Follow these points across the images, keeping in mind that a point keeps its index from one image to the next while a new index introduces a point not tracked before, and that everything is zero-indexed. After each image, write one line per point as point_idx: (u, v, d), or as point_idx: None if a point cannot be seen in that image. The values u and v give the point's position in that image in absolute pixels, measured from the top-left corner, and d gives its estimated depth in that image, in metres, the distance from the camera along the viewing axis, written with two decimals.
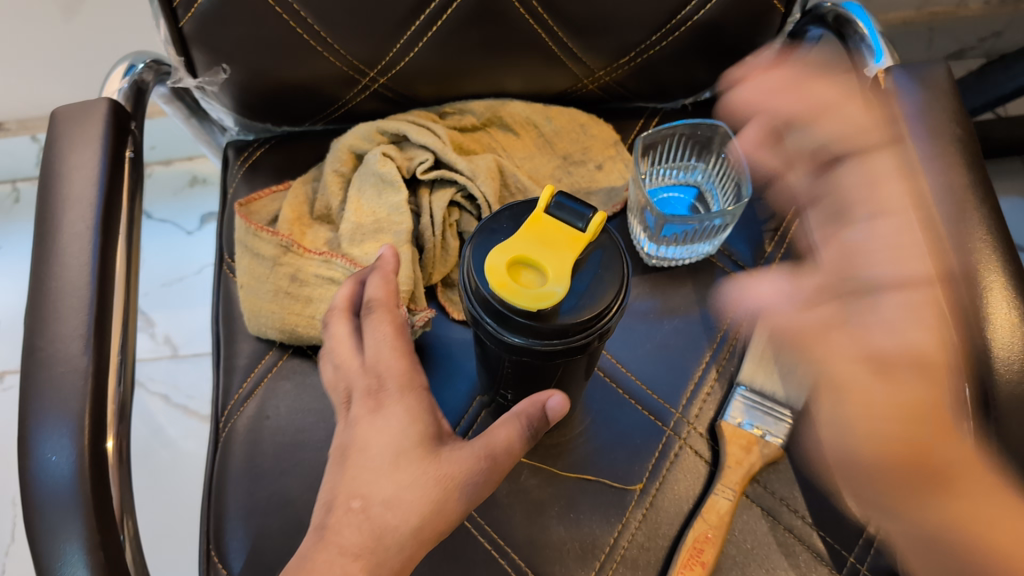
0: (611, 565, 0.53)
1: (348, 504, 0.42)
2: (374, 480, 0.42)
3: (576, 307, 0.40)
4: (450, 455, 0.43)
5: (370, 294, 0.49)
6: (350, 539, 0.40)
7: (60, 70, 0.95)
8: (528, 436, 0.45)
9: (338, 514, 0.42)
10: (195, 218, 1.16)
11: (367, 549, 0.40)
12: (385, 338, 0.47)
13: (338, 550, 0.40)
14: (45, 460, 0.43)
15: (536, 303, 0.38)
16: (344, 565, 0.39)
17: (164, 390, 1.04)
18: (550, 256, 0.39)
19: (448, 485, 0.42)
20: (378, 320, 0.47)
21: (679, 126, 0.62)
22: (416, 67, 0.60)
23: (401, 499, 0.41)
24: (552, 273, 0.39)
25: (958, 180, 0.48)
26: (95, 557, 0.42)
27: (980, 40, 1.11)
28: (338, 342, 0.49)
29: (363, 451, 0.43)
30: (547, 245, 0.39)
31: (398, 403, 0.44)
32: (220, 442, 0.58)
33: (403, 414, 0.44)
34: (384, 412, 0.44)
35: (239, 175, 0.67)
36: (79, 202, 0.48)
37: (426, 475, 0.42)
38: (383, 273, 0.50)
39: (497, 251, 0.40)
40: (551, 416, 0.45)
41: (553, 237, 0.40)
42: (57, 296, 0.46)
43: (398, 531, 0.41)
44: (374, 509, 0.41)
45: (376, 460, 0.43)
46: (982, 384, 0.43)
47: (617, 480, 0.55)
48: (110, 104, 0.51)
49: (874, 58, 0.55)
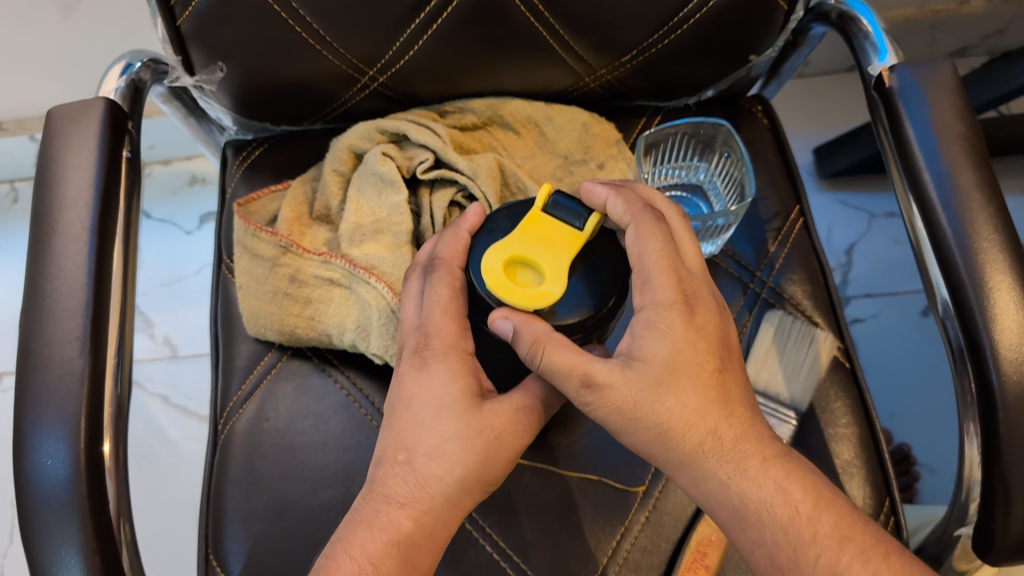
0: (613, 568, 0.52)
1: (395, 457, 0.44)
2: (417, 432, 0.44)
3: (572, 307, 0.42)
4: (491, 408, 0.44)
5: (439, 251, 0.47)
6: (397, 491, 0.43)
7: (57, 70, 0.95)
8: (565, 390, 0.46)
9: (387, 467, 0.44)
10: (195, 217, 1.15)
11: (414, 497, 0.43)
12: (438, 299, 0.45)
13: (386, 500, 0.43)
14: (41, 464, 0.42)
15: (534, 303, 0.41)
16: (391, 514, 0.43)
17: (163, 390, 1.03)
18: (547, 256, 0.42)
19: (488, 437, 0.44)
20: (435, 279, 0.46)
21: (681, 126, 0.61)
22: (416, 66, 0.59)
23: (443, 451, 0.43)
24: (548, 273, 0.42)
25: (966, 178, 0.47)
26: (92, 562, 0.41)
27: (983, 38, 1.10)
28: (409, 300, 0.48)
29: (407, 408, 0.44)
30: (544, 245, 0.43)
31: (443, 362, 0.44)
32: (219, 443, 0.57)
33: (446, 373, 0.44)
34: (429, 370, 0.45)
35: (238, 174, 0.66)
36: (75, 202, 0.48)
37: (466, 428, 0.44)
38: (457, 229, 0.47)
39: (495, 251, 0.43)
40: None
41: (551, 236, 0.43)
42: (52, 298, 0.46)
43: (442, 481, 0.43)
44: (418, 460, 0.44)
45: (420, 415, 0.44)
46: (991, 386, 0.42)
47: (619, 481, 0.55)
48: (106, 103, 0.51)
49: (879, 56, 0.54)
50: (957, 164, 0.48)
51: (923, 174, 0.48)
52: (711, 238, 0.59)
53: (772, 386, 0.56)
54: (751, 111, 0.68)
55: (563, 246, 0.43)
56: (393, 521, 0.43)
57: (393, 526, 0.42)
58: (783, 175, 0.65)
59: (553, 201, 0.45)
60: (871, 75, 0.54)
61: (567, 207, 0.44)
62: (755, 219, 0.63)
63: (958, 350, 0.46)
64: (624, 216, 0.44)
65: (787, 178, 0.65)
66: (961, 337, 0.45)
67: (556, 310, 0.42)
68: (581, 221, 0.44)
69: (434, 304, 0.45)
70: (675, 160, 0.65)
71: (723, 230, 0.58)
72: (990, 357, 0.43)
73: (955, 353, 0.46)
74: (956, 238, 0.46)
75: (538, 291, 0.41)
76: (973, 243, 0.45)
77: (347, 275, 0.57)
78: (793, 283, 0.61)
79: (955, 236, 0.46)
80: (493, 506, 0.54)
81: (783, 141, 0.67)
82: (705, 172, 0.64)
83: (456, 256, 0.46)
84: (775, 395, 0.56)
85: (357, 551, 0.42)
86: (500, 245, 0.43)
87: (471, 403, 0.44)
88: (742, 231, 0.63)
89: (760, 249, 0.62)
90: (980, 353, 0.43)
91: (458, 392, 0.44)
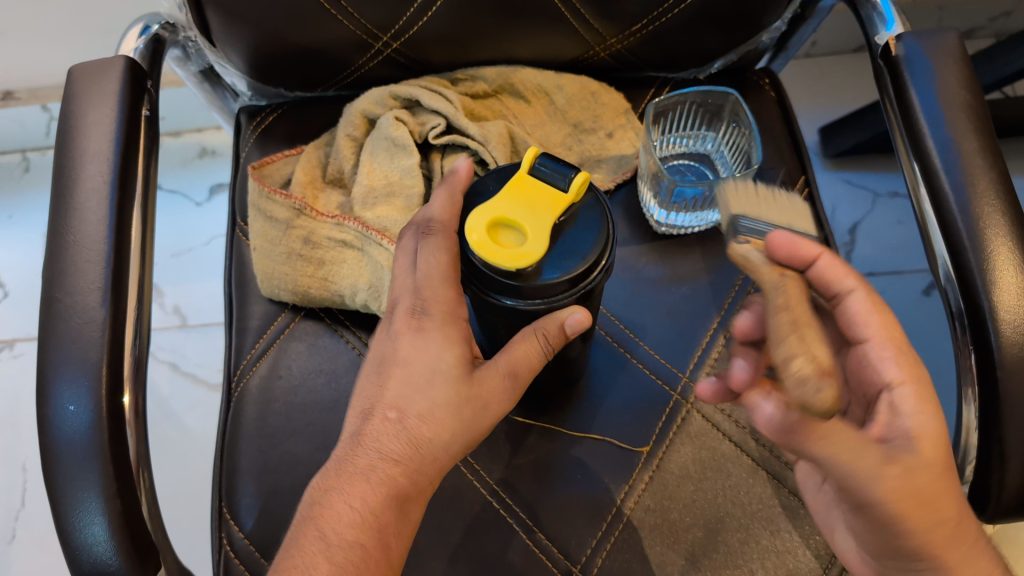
0: (617, 525, 0.53)
1: (385, 414, 0.44)
2: (410, 393, 0.44)
3: (559, 269, 0.40)
4: (482, 374, 0.44)
5: (431, 210, 0.46)
6: (390, 447, 0.43)
7: (71, 39, 0.95)
8: (548, 351, 0.44)
9: (375, 422, 0.44)
10: (205, 189, 1.17)
11: (405, 455, 0.43)
12: (434, 266, 0.44)
13: (379, 455, 0.43)
14: (64, 410, 0.43)
15: (516, 263, 0.39)
16: (383, 470, 0.43)
17: (172, 359, 1.05)
18: (530, 216, 0.40)
19: (474, 407, 0.44)
20: (431, 245, 0.44)
21: (690, 94, 0.61)
22: (428, 33, 0.60)
23: (434, 415, 0.44)
24: (530, 234, 0.40)
25: (970, 144, 0.48)
26: (113, 505, 0.42)
27: (990, 19, 1.11)
28: (400, 258, 0.47)
29: (401, 367, 0.44)
30: (528, 208, 0.41)
31: (441, 329, 0.44)
32: (233, 400, 0.58)
33: (440, 340, 0.44)
34: (426, 333, 0.44)
35: (251, 139, 0.67)
36: (96, 157, 0.49)
37: (456, 397, 0.44)
38: (451, 191, 0.46)
39: (477, 212, 0.41)
40: (568, 331, 0.42)
41: (535, 197, 0.41)
42: (75, 250, 0.47)
43: (432, 443, 0.44)
44: (409, 420, 0.44)
45: (414, 377, 0.44)
46: (989, 345, 0.44)
47: (624, 441, 0.56)
48: (126, 62, 0.52)
49: (886, 27, 0.55)
50: (960, 131, 0.49)
51: (927, 141, 0.49)
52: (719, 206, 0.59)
53: (780, 216, 0.45)
54: (758, 83, 0.69)
55: (547, 206, 0.41)
56: (387, 476, 0.43)
57: (389, 480, 0.43)
58: (790, 147, 0.66)
59: (539, 162, 0.42)
60: (877, 45, 0.55)
61: (554, 168, 0.42)
62: None
63: (957, 313, 0.47)
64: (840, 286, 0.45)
65: (793, 149, 0.66)
66: (961, 299, 0.46)
67: (541, 271, 0.40)
68: (567, 182, 0.42)
69: (428, 270, 0.44)
70: (683, 128, 0.65)
71: None
72: (989, 318, 0.44)
73: (954, 315, 0.47)
74: (958, 203, 0.47)
75: (519, 251, 0.39)
76: (975, 208, 0.46)
77: (360, 237, 0.59)
78: None
79: (957, 201, 0.47)
80: (498, 464, 0.55)
81: (789, 113, 0.68)
82: (712, 141, 0.65)
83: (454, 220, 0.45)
84: (751, 216, 0.44)
85: (355, 500, 0.42)
86: (481, 206, 0.41)
87: (464, 369, 0.44)
88: None
89: None
90: (979, 315, 0.44)
91: (451, 360, 0.44)
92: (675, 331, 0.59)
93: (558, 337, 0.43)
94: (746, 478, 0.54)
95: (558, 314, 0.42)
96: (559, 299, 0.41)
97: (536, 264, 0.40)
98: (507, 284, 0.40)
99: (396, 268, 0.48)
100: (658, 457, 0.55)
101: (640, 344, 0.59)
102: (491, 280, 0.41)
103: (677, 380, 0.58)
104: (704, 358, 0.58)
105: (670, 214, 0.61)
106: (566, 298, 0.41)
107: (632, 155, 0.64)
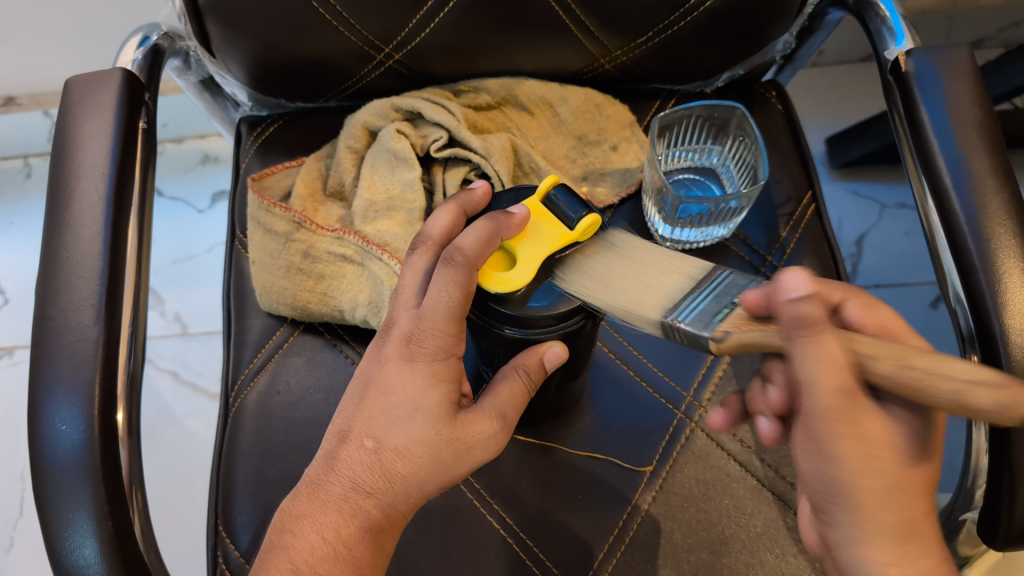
0: (619, 547, 0.52)
1: (361, 442, 0.42)
2: (388, 425, 0.41)
3: (544, 303, 0.40)
4: (467, 419, 0.42)
5: (463, 240, 0.40)
6: (364, 480, 0.41)
7: (73, 46, 0.95)
8: (533, 386, 0.43)
9: (350, 449, 0.42)
10: (207, 197, 1.16)
11: (380, 489, 0.41)
12: (440, 299, 0.40)
13: (352, 487, 0.41)
14: (55, 430, 0.43)
15: (494, 287, 0.40)
16: (356, 501, 0.41)
17: (173, 367, 1.04)
18: (526, 247, 0.41)
19: (457, 450, 0.41)
20: (445, 275, 0.40)
21: (695, 108, 0.60)
22: (431, 44, 0.59)
23: (411, 452, 0.41)
24: (519, 261, 0.41)
25: (981, 163, 0.47)
26: (105, 527, 0.41)
27: (999, 30, 1.10)
28: (413, 273, 0.44)
29: (384, 395, 0.42)
30: (526, 236, 0.42)
31: (430, 364, 0.41)
32: (230, 415, 0.57)
33: (427, 373, 0.41)
34: (413, 366, 0.41)
35: (251, 150, 0.67)
36: (91, 171, 0.48)
37: (437, 435, 0.41)
38: (495, 227, 0.41)
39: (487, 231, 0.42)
40: (546, 368, 0.42)
41: (541, 231, 0.42)
42: (69, 267, 0.46)
43: (405, 480, 0.41)
44: (385, 453, 0.41)
45: (396, 410, 0.41)
46: (1001, 370, 0.42)
47: (628, 460, 0.55)
48: (124, 74, 0.51)
49: (896, 41, 0.54)
50: (971, 149, 0.48)
51: (937, 159, 0.48)
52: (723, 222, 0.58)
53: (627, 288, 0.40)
54: (765, 96, 0.68)
55: (548, 241, 0.41)
56: (360, 508, 0.41)
57: (363, 513, 0.41)
58: (797, 161, 0.65)
59: (554, 195, 0.43)
60: (887, 60, 0.54)
61: (565, 202, 0.42)
62: (767, 203, 0.63)
63: (968, 335, 0.46)
64: (829, 294, 0.37)
65: (800, 163, 0.65)
66: (971, 320, 0.45)
67: (527, 301, 0.40)
68: (575, 220, 0.42)
69: (433, 302, 0.41)
70: (689, 142, 0.64)
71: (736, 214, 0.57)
72: (1000, 341, 0.43)
73: (965, 337, 0.46)
74: (969, 223, 0.46)
75: (506, 276, 0.40)
76: (986, 228, 0.45)
77: (360, 252, 0.58)
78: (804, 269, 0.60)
79: (968, 221, 0.46)
80: (499, 484, 0.55)
81: (796, 126, 0.67)
82: (718, 155, 0.64)
83: (478, 257, 0.40)
84: (670, 308, 0.38)
85: (329, 532, 0.41)
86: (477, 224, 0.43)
87: (448, 411, 0.41)
88: (755, 215, 0.63)
89: (772, 233, 0.62)
90: (990, 338, 0.43)
91: (435, 401, 0.41)
92: (677, 349, 0.59)
93: (539, 371, 0.42)
94: (751, 499, 0.53)
95: (538, 347, 0.41)
96: (542, 333, 0.40)
97: (523, 294, 0.40)
98: (492, 306, 0.40)
99: (402, 288, 0.44)
100: (659, 482, 0.54)
101: (643, 361, 0.59)
102: (478, 300, 0.41)
103: (681, 399, 0.57)
104: (708, 377, 0.58)
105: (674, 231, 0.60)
106: (551, 332, 0.40)
107: (636, 168, 0.64)
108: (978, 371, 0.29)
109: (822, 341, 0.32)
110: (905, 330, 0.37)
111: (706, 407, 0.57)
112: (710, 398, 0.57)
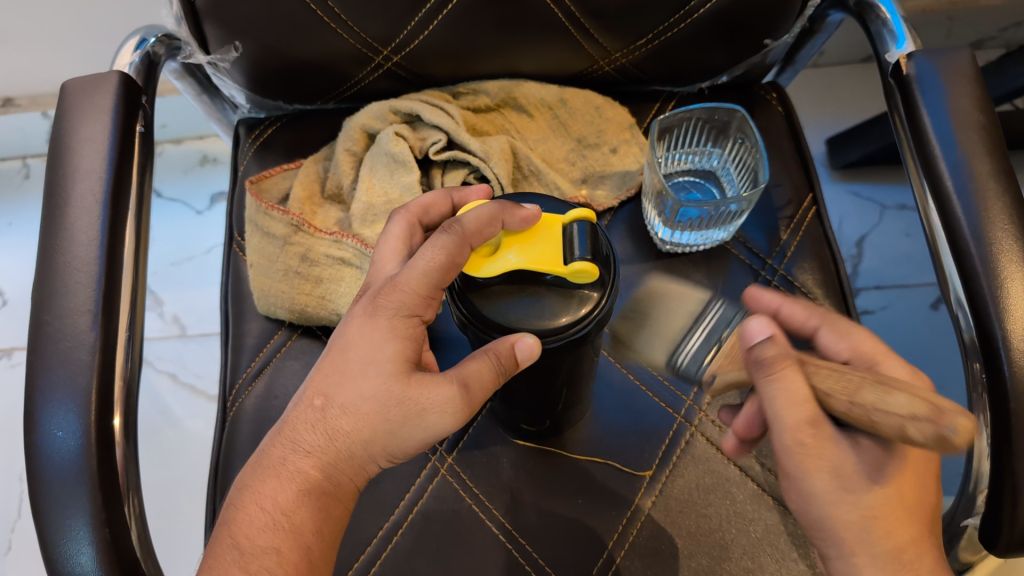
0: (618, 553, 0.52)
1: (311, 402, 0.42)
2: (341, 381, 0.41)
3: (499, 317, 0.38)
4: (422, 379, 0.41)
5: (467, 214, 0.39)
6: (306, 439, 0.42)
7: (71, 47, 0.95)
8: (501, 372, 0.39)
9: (301, 408, 0.42)
10: (205, 198, 1.16)
11: (321, 448, 0.41)
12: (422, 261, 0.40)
13: (293, 447, 0.42)
14: (51, 435, 0.42)
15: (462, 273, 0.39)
16: (296, 463, 0.41)
17: (172, 369, 1.04)
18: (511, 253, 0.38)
19: (407, 409, 0.40)
20: (439, 239, 0.40)
21: (695, 110, 0.60)
22: (428, 46, 0.59)
23: (357, 409, 0.41)
24: (495, 264, 0.38)
25: (983, 166, 0.47)
26: (101, 534, 0.41)
27: (1000, 31, 1.10)
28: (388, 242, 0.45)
29: (343, 354, 0.42)
30: (525, 242, 0.39)
31: (391, 320, 0.41)
32: (228, 419, 0.57)
33: (386, 329, 0.41)
34: (376, 321, 0.41)
35: (250, 152, 0.66)
36: (88, 174, 0.48)
37: (387, 392, 0.40)
38: (501, 211, 0.39)
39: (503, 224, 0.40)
40: (518, 359, 0.38)
41: (539, 249, 0.38)
42: (65, 271, 0.46)
43: (348, 437, 0.41)
44: (331, 411, 0.41)
45: (352, 366, 0.41)
46: (1003, 375, 0.42)
47: (628, 465, 0.55)
48: (120, 77, 0.51)
49: (896, 44, 0.53)
50: (973, 153, 0.47)
51: (939, 162, 0.48)
52: (723, 226, 0.58)
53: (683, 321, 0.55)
54: (765, 98, 0.68)
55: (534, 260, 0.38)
56: (299, 470, 0.41)
57: (300, 475, 0.41)
58: (798, 163, 0.65)
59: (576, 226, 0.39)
60: (888, 63, 0.54)
61: (579, 238, 0.39)
62: (768, 207, 0.63)
63: (969, 339, 0.45)
64: (808, 320, 0.45)
65: (801, 165, 0.65)
66: (973, 325, 0.45)
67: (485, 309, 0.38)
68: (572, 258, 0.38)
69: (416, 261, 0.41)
70: (689, 145, 0.64)
71: (735, 218, 0.57)
72: (1002, 347, 0.42)
73: (966, 342, 0.46)
74: (971, 228, 0.45)
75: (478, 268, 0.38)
76: (987, 233, 0.45)
77: (358, 255, 0.58)
78: (804, 271, 0.60)
79: (970, 226, 0.45)
80: (498, 488, 0.54)
81: (796, 127, 0.67)
82: (718, 158, 0.64)
83: (475, 232, 0.39)
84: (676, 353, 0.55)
85: (267, 500, 0.41)
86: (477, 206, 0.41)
87: (402, 368, 0.41)
88: (754, 218, 0.62)
89: (772, 236, 0.62)
90: (992, 343, 0.43)
91: (391, 355, 0.41)
92: None
93: (512, 361, 0.38)
94: (749, 504, 0.53)
95: (513, 334, 0.37)
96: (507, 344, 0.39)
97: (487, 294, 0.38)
98: (469, 302, 0.39)
99: (384, 250, 0.46)
100: (655, 492, 0.54)
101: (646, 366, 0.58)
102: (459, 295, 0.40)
103: (681, 403, 0.57)
104: None
105: (673, 234, 0.60)
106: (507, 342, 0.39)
107: (636, 170, 0.63)
108: (915, 404, 0.31)
109: (785, 375, 0.36)
110: (881, 349, 0.42)
111: (706, 411, 0.56)
112: (711, 401, 0.57)
